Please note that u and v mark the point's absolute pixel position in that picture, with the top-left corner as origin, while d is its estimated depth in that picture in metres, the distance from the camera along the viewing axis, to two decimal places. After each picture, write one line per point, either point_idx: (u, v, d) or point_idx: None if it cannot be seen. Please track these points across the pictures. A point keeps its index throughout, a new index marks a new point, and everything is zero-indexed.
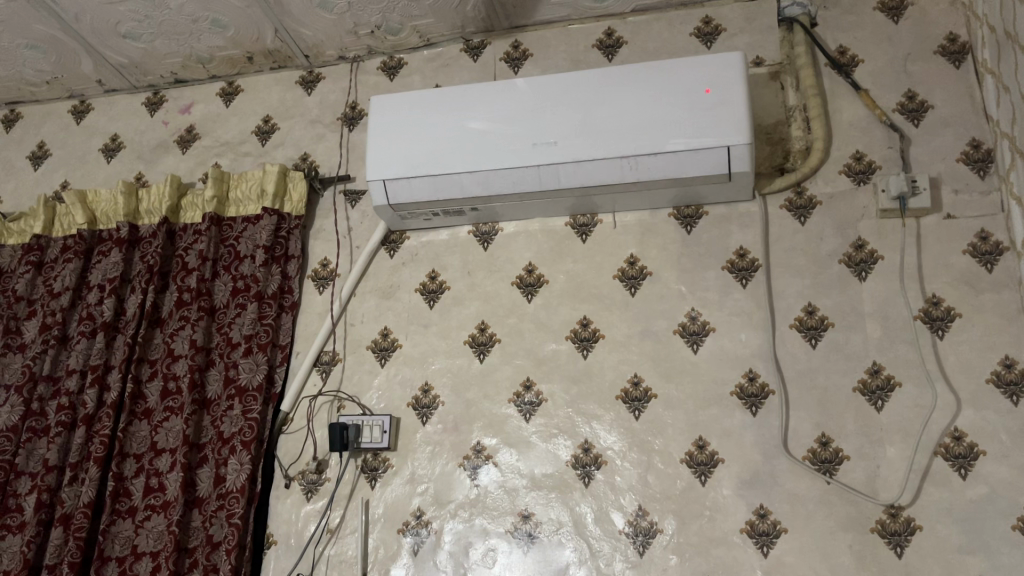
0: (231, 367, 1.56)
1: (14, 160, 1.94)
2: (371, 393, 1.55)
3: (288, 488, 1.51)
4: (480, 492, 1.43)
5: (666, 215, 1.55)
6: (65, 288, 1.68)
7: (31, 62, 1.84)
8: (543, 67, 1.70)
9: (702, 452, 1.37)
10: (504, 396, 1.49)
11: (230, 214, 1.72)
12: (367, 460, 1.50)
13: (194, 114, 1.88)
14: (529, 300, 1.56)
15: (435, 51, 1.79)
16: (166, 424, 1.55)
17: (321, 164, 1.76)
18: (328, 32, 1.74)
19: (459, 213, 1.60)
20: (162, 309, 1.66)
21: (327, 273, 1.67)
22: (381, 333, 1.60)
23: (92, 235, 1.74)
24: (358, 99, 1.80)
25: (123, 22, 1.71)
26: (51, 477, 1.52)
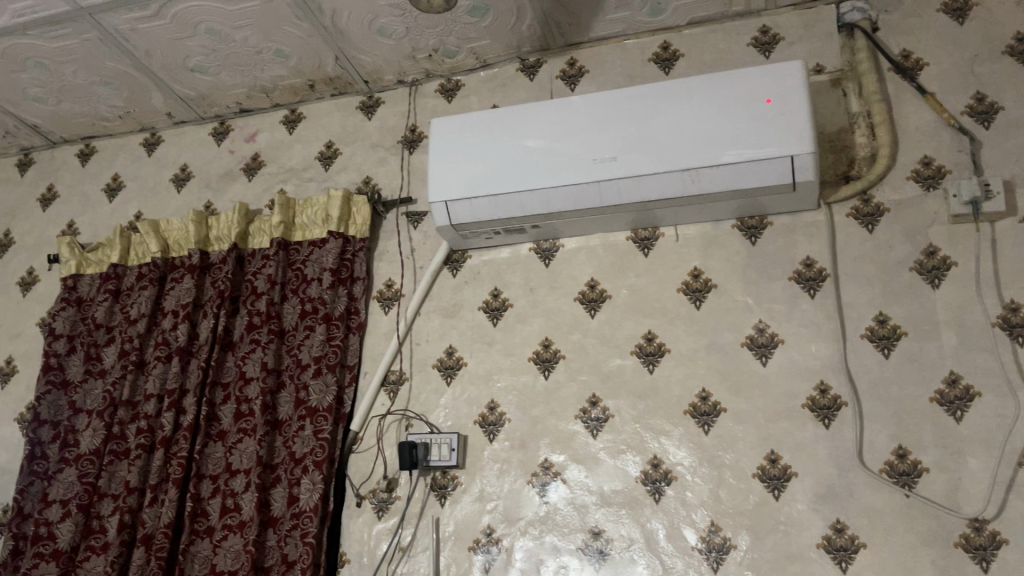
0: (301, 388, 1.60)
1: (90, 193, 2.01)
2: (439, 412, 1.57)
3: (359, 507, 1.53)
4: (549, 510, 1.43)
5: (729, 227, 1.54)
6: (140, 315, 1.73)
7: (105, 98, 1.91)
8: (599, 83, 1.71)
9: (775, 466, 1.35)
10: (571, 412, 1.49)
11: (297, 238, 1.76)
12: (437, 478, 1.51)
13: (259, 142, 1.94)
14: (593, 315, 1.56)
15: (491, 71, 1.81)
16: (240, 445, 1.59)
17: (383, 187, 1.79)
18: (387, 58, 1.78)
19: (520, 231, 1.61)
20: (234, 333, 1.71)
21: (392, 293, 1.70)
22: (446, 352, 1.62)
23: (165, 262, 1.80)
24: (417, 121, 1.83)
25: (191, 56, 1.77)
26: (132, 498, 1.56)
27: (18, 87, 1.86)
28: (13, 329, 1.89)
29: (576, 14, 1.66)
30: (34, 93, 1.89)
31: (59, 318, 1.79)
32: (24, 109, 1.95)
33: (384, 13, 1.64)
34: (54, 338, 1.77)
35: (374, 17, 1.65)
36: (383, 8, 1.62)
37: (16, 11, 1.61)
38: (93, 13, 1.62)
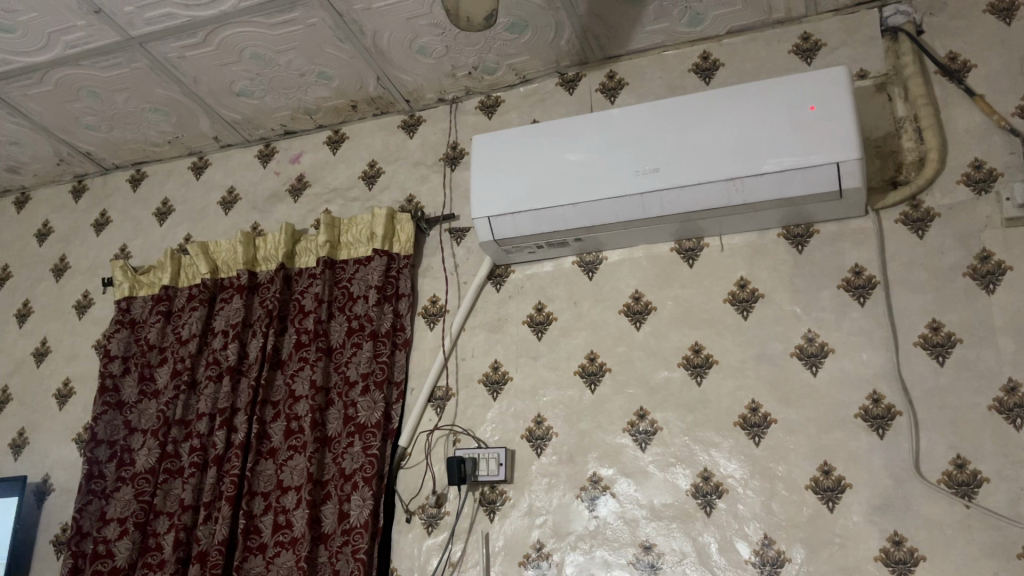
0: (350, 405, 1.62)
1: (141, 217, 2.06)
2: (486, 427, 1.57)
3: (409, 522, 1.54)
4: (599, 524, 1.42)
5: (775, 236, 1.53)
6: (192, 335, 1.77)
7: (154, 125, 1.96)
8: (639, 95, 1.71)
9: (828, 477, 1.33)
10: (618, 426, 1.49)
11: (343, 257, 1.79)
12: (485, 493, 1.52)
13: (303, 164, 1.97)
14: (638, 327, 1.55)
15: (530, 87, 1.82)
16: (291, 462, 1.61)
17: (426, 205, 1.81)
18: (427, 76, 1.80)
19: (563, 245, 1.61)
20: (282, 352, 1.73)
21: (437, 309, 1.71)
22: (491, 367, 1.62)
23: (215, 283, 1.84)
24: (458, 139, 1.84)
25: (237, 81, 1.81)
26: (187, 516, 1.59)
27: (72, 115, 1.92)
28: (69, 351, 1.94)
29: (615, 27, 1.66)
30: (87, 121, 1.95)
31: (114, 340, 1.84)
32: (78, 138, 2.01)
33: (424, 33, 1.66)
34: (109, 359, 1.82)
35: (414, 36, 1.67)
36: (423, 28, 1.64)
37: (69, 43, 1.67)
38: (143, 42, 1.67)
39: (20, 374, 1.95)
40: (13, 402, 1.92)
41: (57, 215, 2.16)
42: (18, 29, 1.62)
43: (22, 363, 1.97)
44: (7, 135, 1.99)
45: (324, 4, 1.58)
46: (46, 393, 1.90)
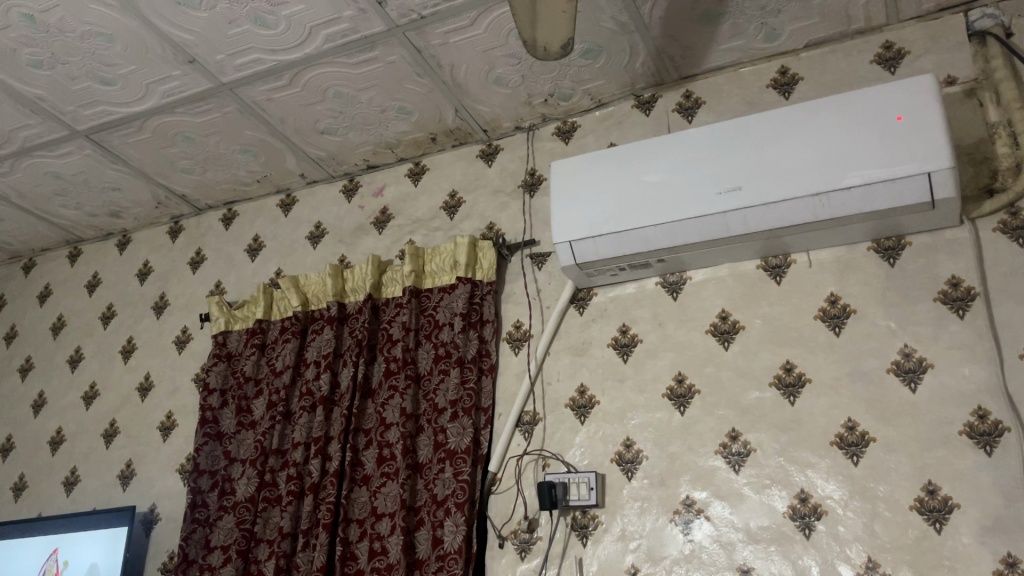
0: (439, 432, 1.64)
1: (234, 254, 2.15)
2: (575, 451, 1.57)
3: (502, 548, 1.55)
4: (695, 548, 1.41)
5: (865, 250, 1.49)
6: (285, 367, 1.83)
7: (245, 165, 2.04)
8: (717, 113, 1.70)
9: (934, 497, 1.28)
10: (710, 448, 1.47)
11: (427, 286, 1.83)
12: (577, 518, 1.52)
13: (386, 196, 2.02)
14: (726, 347, 1.53)
15: (606, 110, 1.83)
16: (383, 489, 1.63)
17: (506, 231, 1.83)
18: (504, 106, 1.83)
19: (646, 266, 1.61)
20: (372, 380, 1.78)
21: (521, 334, 1.73)
22: (578, 391, 1.62)
23: (306, 315, 1.90)
24: (536, 165, 1.86)
25: (322, 120, 1.87)
26: (286, 543, 1.64)
27: (168, 160, 2.02)
28: (170, 385, 2.02)
29: (690, 47, 1.66)
30: (182, 165, 2.04)
31: (212, 373, 1.91)
32: (174, 181, 2.11)
33: (501, 64, 1.69)
34: (208, 393, 1.89)
35: (491, 68, 1.70)
36: (499, 59, 1.67)
37: (165, 92, 1.76)
38: (233, 87, 1.75)
39: (125, 409, 2.05)
40: (120, 435, 2.01)
41: (155, 256, 2.27)
42: (118, 81, 1.72)
43: (128, 398, 2.06)
44: (110, 181, 2.10)
45: (403, 41, 1.62)
46: (150, 425, 1.99)
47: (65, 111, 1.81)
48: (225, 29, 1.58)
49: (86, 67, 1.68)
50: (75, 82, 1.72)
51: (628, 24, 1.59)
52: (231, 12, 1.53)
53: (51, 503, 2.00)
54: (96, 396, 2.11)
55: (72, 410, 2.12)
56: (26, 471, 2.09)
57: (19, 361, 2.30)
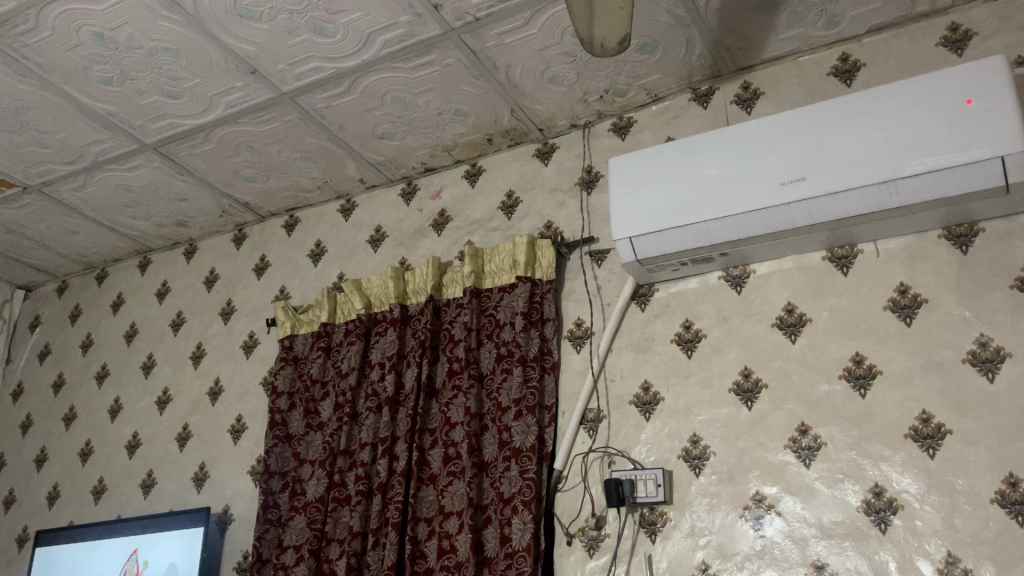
0: (504, 430, 1.65)
1: (297, 259, 2.19)
2: (641, 447, 1.56)
3: (570, 545, 1.55)
4: (767, 544, 1.39)
5: (936, 238, 1.46)
6: (351, 368, 1.87)
7: (305, 172, 2.08)
8: (777, 104, 1.68)
9: (1016, 490, 1.25)
10: (779, 442, 1.45)
11: (488, 286, 1.84)
12: (645, 514, 1.51)
13: (444, 199, 2.04)
14: (793, 340, 1.51)
15: (663, 105, 1.82)
16: (450, 487, 1.65)
17: (565, 230, 1.83)
18: (560, 104, 1.83)
19: (708, 261, 1.60)
20: (436, 380, 1.80)
21: (582, 332, 1.73)
22: (642, 387, 1.62)
23: (369, 317, 1.93)
24: (593, 162, 1.86)
25: (380, 125, 1.89)
26: (357, 542, 1.67)
27: (232, 169, 2.07)
28: (240, 389, 2.07)
29: (748, 38, 1.64)
30: (245, 174, 2.09)
31: (280, 376, 1.96)
32: (238, 189, 2.16)
33: (556, 62, 1.69)
34: (277, 395, 1.94)
35: (547, 66, 1.71)
36: (554, 57, 1.68)
37: (229, 103, 1.80)
38: (294, 96, 1.79)
39: (197, 412, 2.10)
40: (193, 438, 2.07)
41: (221, 263, 2.33)
42: (184, 94, 1.77)
43: (199, 402, 2.12)
44: (177, 192, 2.16)
45: (458, 44, 1.64)
46: (221, 429, 2.04)
47: (135, 126, 1.87)
48: (286, 39, 1.61)
49: (154, 81, 1.73)
50: (144, 97, 1.78)
51: (684, 17, 1.58)
52: (290, 22, 1.57)
53: (130, 505, 2.07)
54: (169, 401, 2.17)
55: (146, 415, 2.19)
56: (104, 474, 2.16)
57: (96, 367, 2.38)
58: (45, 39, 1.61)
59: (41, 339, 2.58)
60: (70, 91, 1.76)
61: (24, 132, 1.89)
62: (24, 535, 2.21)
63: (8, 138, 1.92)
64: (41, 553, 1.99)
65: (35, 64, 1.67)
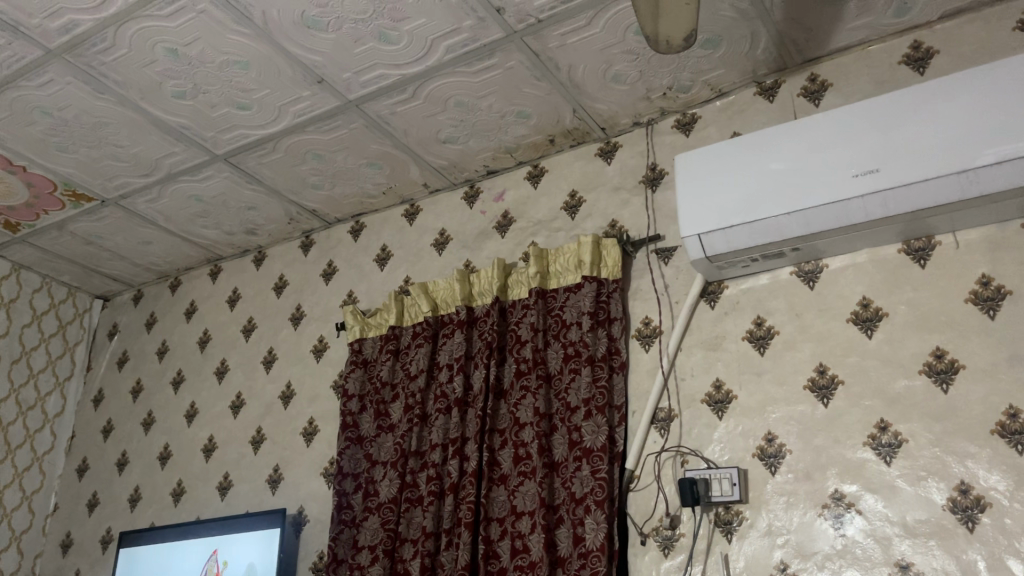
0: (574, 430, 1.65)
1: (363, 264, 2.23)
2: (714, 446, 1.55)
3: (644, 545, 1.54)
4: (848, 543, 1.36)
5: (1018, 227, 1.42)
6: (420, 370, 1.89)
7: (370, 178, 2.12)
8: (846, 95, 1.65)
9: None
10: (858, 440, 1.42)
11: (553, 286, 1.84)
12: (720, 513, 1.50)
13: (507, 200, 2.05)
14: (870, 335, 1.48)
15: (727, 100, 1.80)
16: (522, 488, 1.66)
17: (630, 228, 1.83)
18: (623, 102, 1.82)
19: (779, 256, 1.57)
20: (504, 381, 1.81)
21: (651, 330, 1.71)
22: (714, 386, 1.60)
23: (436, 320, 1.96)
24: (657, 160, 1.85)
25: (443, 129, 1.91)
26: (430, 542, 1.68)
27: (299, 178, 2.11)
28: (311, 392, 2.12)
29: (815, 29, 1.62)
30: (312, 182, 2.13)
31: (350, 380, 2.00)
32: (305, 197, 2.20)
33: (619, 61, 1.69)
34: (348, 398, 1.98)
35: (609, 65, 1.70)
36: (617, 56, 1.67)
37: (296, 113, 1.84)
38: (359, 104, 1.82)
39: (270, 415, 2.15)
40: (266, 441, 2.12)
41: (290, 269, 2.38)
42: (253, 105, 1.81)
43: (272, 405, 2.17)
44: (246, 201, 2.21)
45: (521, 46, 1.65)
46: (294, 432, 2.08)
47: (206, 137, 1.93)
48: (351, 47, 1.64)
49: (224, 94, 1.77)
50: (215, 109, 1.82)
51: (749, 10, 1.56)
52: (356, 31, 1.60)
53: (208, 506, 2.13)
54: (243, 405, 2.23)
55: (221, 419, 2.25)
56: (183, 477, 2.23)
57: (171, 374, 2.45)
58: (122, 57, 1.66)
59: (119, 347, 2.66)
60: (144, 106, 1.82)
61: (102, 147, 1.96)
62: (107, 536, 2.29)
63: (86, 154, 1.99)
64: (125, 553, 2.06)
65: (112, 81, 1.73)
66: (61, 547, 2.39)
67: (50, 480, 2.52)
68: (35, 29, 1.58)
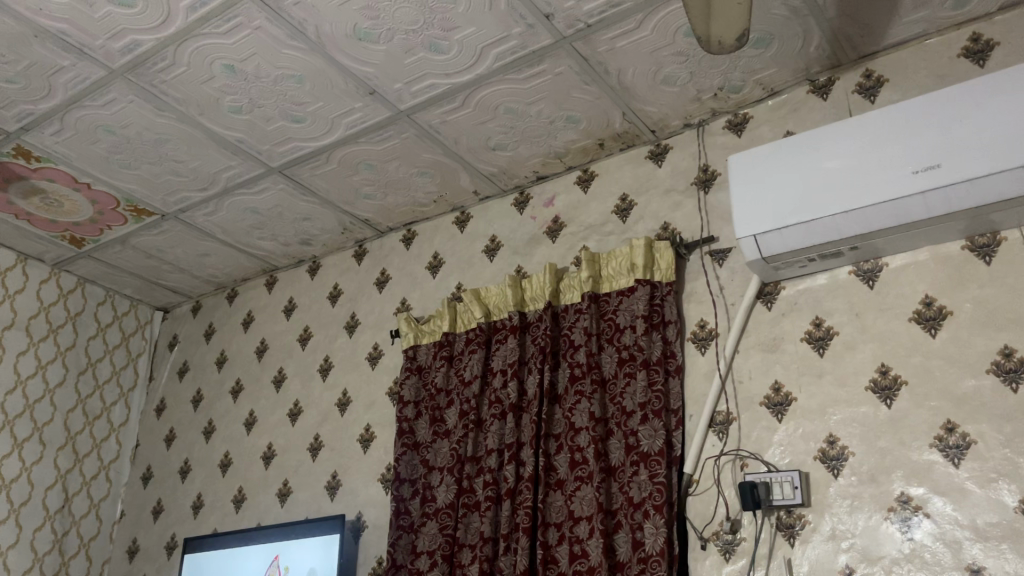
0: (630, 434, 1.65)
1: (416, 271, 2.25)
2: (774, 450, 1.53)
3: (705, 550, 1.53)
4: (916, 547, 1.34)
5: None
6: (474, 376, 1.91)
7: (421, 187, 2.14)
8: (903, 90, 1.62)
9: None
10: (924, 441, 1.39)
11: (605, 290, 1.84)
12: (782, 518, 1.47)
13: (557, 205, 2.05)
14: (933, 335, 1.45)
15: (780, 99, 1.78)
16: (579, 493, 1.66)
17: (683, 230, 1.82)
18: (673, 104, 1.82)
19: (837, 256, 1.55)
20: (558, 386, 1.81)
21: (706, 333, 1.70)
22: (773, 388, 1.58)
23: (489, 326, 1.97)
24: (709, 161, 1.84)
25: (493, 137, 1.93)
26: (488, 547, 1.69)
27: (352, 188, 2.14)
28: (367, 399, 2.14)
29: (869, 24, 1.59)
30: (365, 192, 2.16)
31: (406, 387, 2.02)
32: (357, 207, 2.24)
33: (669, 63, 1.68)
34: (404, 405, 2.00)
35: (659, 68, 1.70)
36: (667, 58, 1.67)
37: (349, 124, 1.87)
38: (410, 114, 1.84)
39: (328, 423, 2.19)
40: (324, 448, 2.15)
41: (344, 278, 2.41)
42: (307, 118, 1.85)
43: (329, 412, 2.20)
44: (301, 212, 2.25)
45: (570, 52, 1.65)
46: (351, 438, 2.11)
47: (262, 151, 1.97)
48: (403, 58, 1.66)
49: (280, 108, 1.81)
50: (270, 122, 1.86)
51: (801, 8, 1.55)
52: (407, 42, 1.62)
53: (268, 513, 2.17)
54: (301, 412, 2.27)
55: (280, 427, 2.29)
56: (244, 484, 2.27)
57: (231, 383, 2.50)
58: (181, 75, 1.71)
59: (180, 357, 2.73)
60: (203, 121, 1.86)
61: (163, 162, 2.01)
62: (172, 542, 2.35)
63: (148, 169, 2.05)
64: (190, 559, 2.10)
65: (172, 98, 1.78)
66: (128, 553, 2.46)
67: (116, 488, 2.59)
68: (99, 50, 1.63)
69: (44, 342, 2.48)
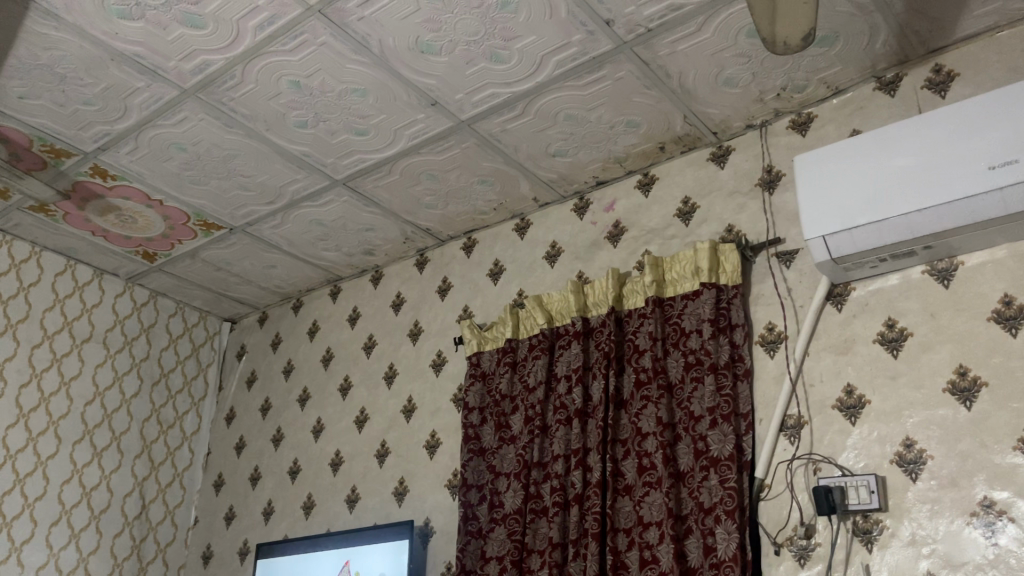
0: (699, 439, 1.64)
1: (477, 278, 2.27)
2: (848, 453, 1.50)
3: (779, 555, 1.51)
4: (1001, 552, 1.30)
5: None
6: (538, 382, 1.91)
7: (482, 195, 2.16)
8: (975, 84, 1.58)
9: None
10: (1007, 444, 1.35)
11: (670, 294, 1.83)
12: (858, 522, 1.45)
13: (618, 210, 2.05)
14: (1014, 334, 1.41)
15: (845, 97, 1.75)
16: (647, 498, 1.65)
17: (748, 232, 1.80)
18: (735, 106, 1.80)
19: (909, 255, 1.52)
20: (624, 391, 1.81)
21: (775, 336, 1.68)
22: (845, 391, 1.55)
23: (553, 331, 1.98)
24: (773, 161, 1.82)
25: (553, 143, 1.93)
26: (557, 553, 1.70)
27: (414, 198, 2.17)
28: (432, 406, 2.17)
29: (938, 19, 1.56)
30: (426, 202, 2.19)
31: (471, 393, 2.04)
32: (419, 216, 2.26)
33: (731, 64, 1.67)
34: (469, 411, 2.02)
35: (721, 70, 1.69)
36: (729, 59, 1.66)
37: (412, 135, 1.90)
38: (471, 123, 1.86)
39: (394, 430, 2.22)
40: (391, 454, 2.18)
41: (406, 286, 2.45)
42: (370, 131, 1.88)
43: (395, 419, 2.23)
44: (364, 223, 2.29)
45: (630, 57, 1.65)
46: (418, 445, 2.14)
47: (326, 164, 2.01)
48: (464, 69, 1.68)
49: (344, 121, 1.85)
50: (335, 136, 1.90)
51: (867, 5, 1.53)
52: (469, 52, 1.64)
53: (337, 518, 2.21)
54: (367, 419, 2.30)
55: (347, 433, 2.33)
56: (313, 490, 2.31)
57: (298, 391, 2.55)
58: (249, 92, 1.75)
59: (248, 366, 2.79)
60: (269, 137, 1.91)
61: (231, 178, 2.07)
62: (245, 548, 2.40)
63: (217, 185, 2.10)
64: (263, 564, 2.15)
65: (241, 115, 1.83)
66: (203, 558, 2.52)
67: (190, 495, 2.66)
68: (171, 71, 1.69)
69: (120, 354, 2.57)
